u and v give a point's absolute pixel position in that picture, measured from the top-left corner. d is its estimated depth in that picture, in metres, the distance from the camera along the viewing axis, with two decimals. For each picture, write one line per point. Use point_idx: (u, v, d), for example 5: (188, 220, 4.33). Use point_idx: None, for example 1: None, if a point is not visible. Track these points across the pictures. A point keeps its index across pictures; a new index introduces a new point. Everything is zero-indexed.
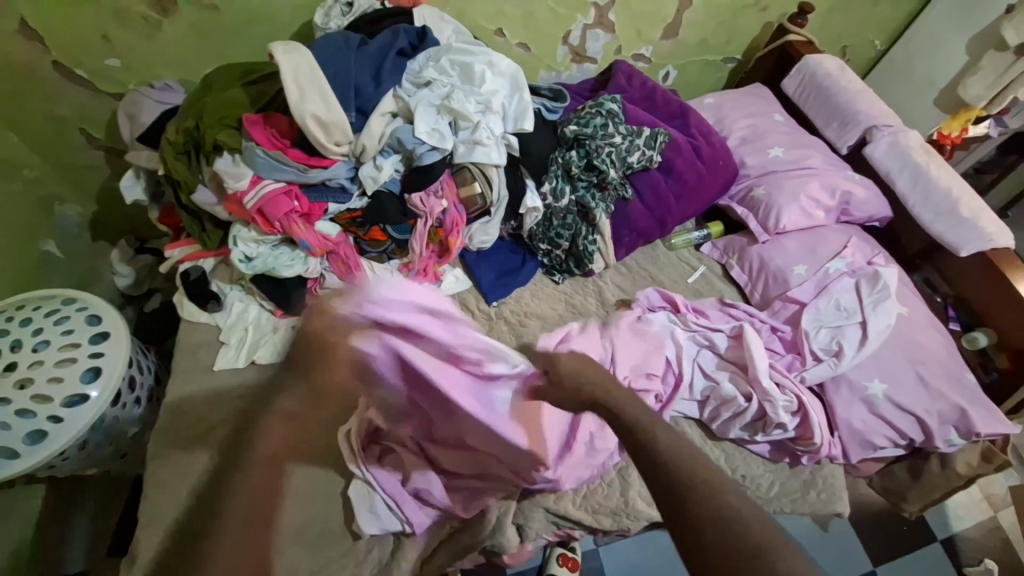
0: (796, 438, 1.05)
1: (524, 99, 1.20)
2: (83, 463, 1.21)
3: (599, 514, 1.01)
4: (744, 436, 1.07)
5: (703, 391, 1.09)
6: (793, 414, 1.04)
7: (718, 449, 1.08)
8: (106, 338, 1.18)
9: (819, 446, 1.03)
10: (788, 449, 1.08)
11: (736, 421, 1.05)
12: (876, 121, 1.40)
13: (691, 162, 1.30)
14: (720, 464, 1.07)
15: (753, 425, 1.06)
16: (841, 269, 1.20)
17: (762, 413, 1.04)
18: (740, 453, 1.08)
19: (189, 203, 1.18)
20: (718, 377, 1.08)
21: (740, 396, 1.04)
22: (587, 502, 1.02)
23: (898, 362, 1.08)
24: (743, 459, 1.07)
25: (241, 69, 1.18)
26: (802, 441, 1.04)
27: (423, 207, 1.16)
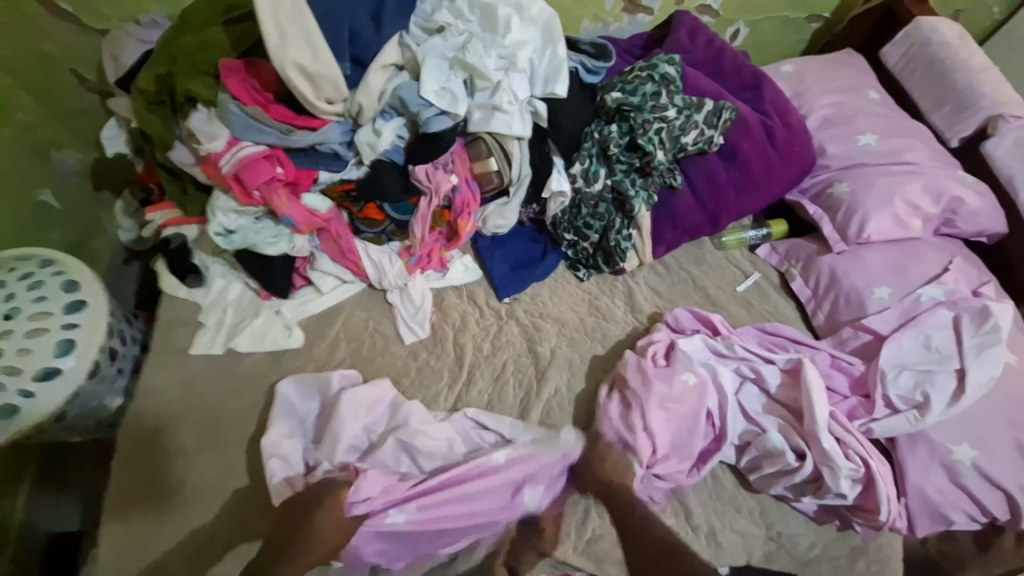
0: (854, 508, 0.88)
1: (557, 55, 0.97)
2: (65, 433, 1.12)
3: (606, 565, 0.85)
4: (787, 494, 0.90)
5: (742, 436, 0.92)
6: (855, 481, 0.87)
7: (753, 500, 0.92)
8: (84, 307, 1.07)
9: (883, 522, 0.86)
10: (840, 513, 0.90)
11: (781, 478, 0.89)
12: (1003, 109, 1.11)
13: (760, 147, 1.06)
14: (753, 518, 0.91)
15: (801, 485, 0.90)
16: (935, 296, 0.97)
17: (817, 475, 0.88)
18: (779, 508, 0.91)
19: (167, 162, 1.03)
20: (758, 418, 0.92)
21: (789, 452, 0.88)
22: (593, 548, 0.86)
23: (996, 423, 0.87)
24: (782, 514, 0.91)
25: (223, 3, 0.99)
26: (862, 512, 0.88)
27: (428, 182, 0.98)
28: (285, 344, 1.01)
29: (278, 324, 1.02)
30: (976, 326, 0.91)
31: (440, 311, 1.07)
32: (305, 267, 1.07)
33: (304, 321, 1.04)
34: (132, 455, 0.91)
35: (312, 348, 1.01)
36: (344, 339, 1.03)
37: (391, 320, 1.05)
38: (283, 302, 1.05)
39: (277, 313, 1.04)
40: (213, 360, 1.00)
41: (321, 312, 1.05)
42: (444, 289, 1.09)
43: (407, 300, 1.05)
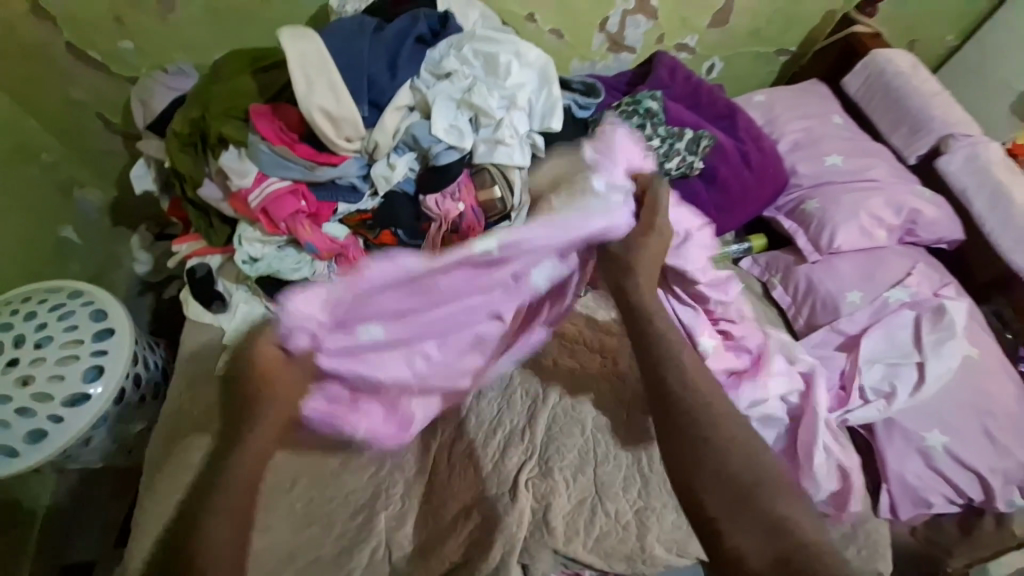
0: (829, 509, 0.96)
1: (551, 95, 1.09)
2: (88, 458, 1.16)
3: (613, 559, 0.94)
4: None
5: None
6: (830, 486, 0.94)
7: None
8: (112, 334, 1.12)
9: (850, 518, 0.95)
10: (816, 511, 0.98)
11: None
12: (952, 129, 1.24)
13: (737, 170, 1.17)
14: None
15: None
16: (902, 298, 1.07)
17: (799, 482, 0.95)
18: None
19: (195, 197, 1.12)
20: (772, 399, 0.96)
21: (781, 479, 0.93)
22: (601, 546, 0.94)
23: (962, 411, 0.97)
24: None
25: (250, 55, 1.10)
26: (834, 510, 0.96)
27: (437, 210, 1.06)
28: None
29: None
30: (937, 325, 1.01)
31: None
32: None
33: None
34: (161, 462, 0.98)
35: None
36: None
37: None
38: None
39: None
40: None
41: None
42: None
43: None
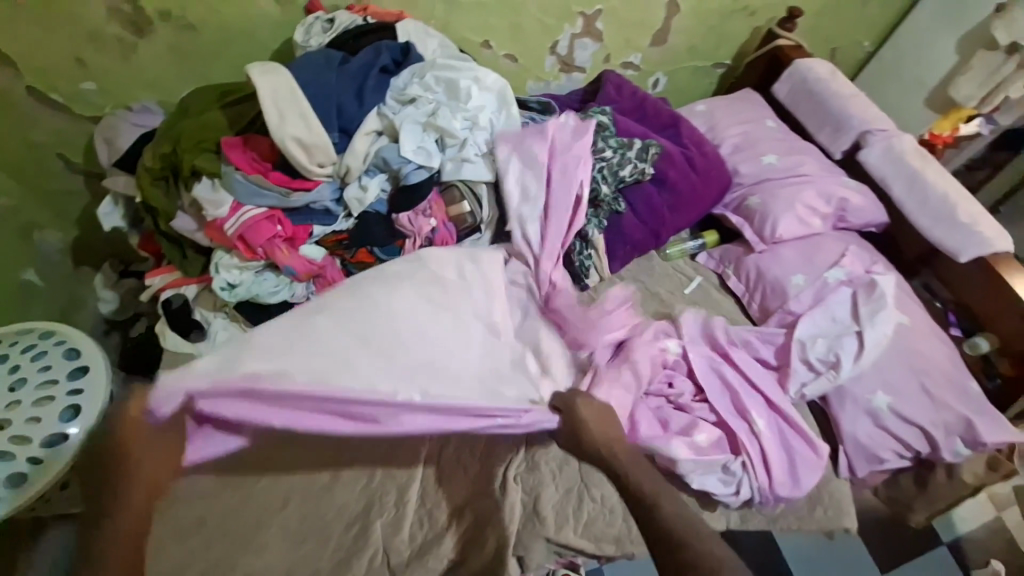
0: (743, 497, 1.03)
1: (525, 147, 1.16)
2: (61, 504, 1.10)
3: (603, 541, 0.99)
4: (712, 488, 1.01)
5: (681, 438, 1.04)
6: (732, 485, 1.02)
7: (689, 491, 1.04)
8: (86, 372, 1.11)
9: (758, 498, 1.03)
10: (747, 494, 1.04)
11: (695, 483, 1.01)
12: (869, 127, 1.39)
13: (684, 173, 1.28)
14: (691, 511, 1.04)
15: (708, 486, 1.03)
16: (839, 277, 1.19)
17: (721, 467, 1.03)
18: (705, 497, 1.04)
19: (169, 230, 1.14)
20: (720, 387, 1.10)
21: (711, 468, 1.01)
22: (591, 530, 0.99)
23: (902, 373, 1.08)
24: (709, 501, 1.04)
25: (219, 91, 1.14)
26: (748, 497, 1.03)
27: (411, 227, 1.13)
28: None
29: None
30: (865, 296, 1.13)
31: None
32: None
33: None
34: None
35: None
36: None
37: None
38: None
39: None
40: None
41: None
42: None
43: None
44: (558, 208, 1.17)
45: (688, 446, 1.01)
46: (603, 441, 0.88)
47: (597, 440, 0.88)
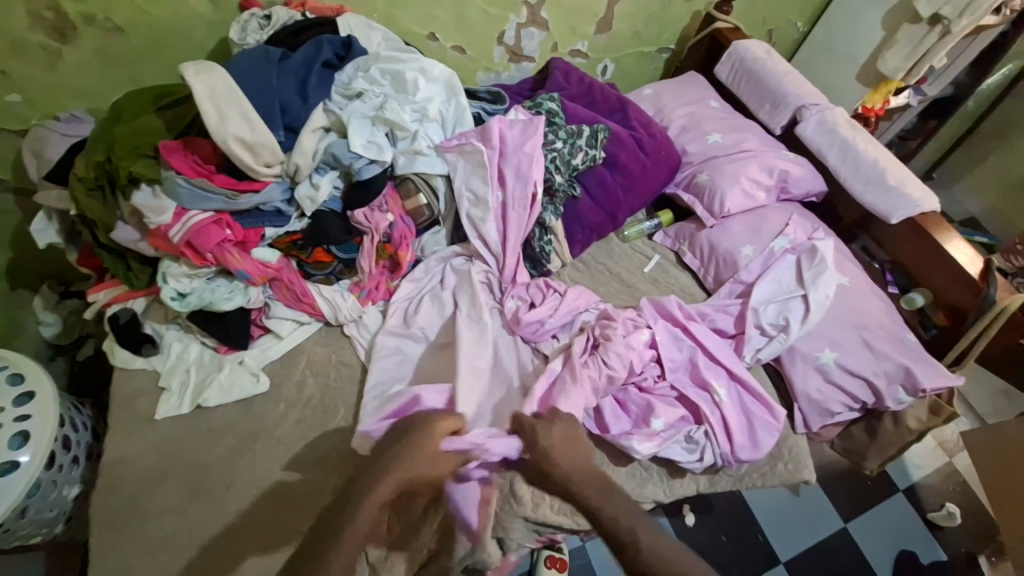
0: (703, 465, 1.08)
1: (473, 148, 1.17)
2: (23, 534, 1.07)
3: (579, 515, 1.01)
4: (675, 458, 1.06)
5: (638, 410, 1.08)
6: (695, 454, 1.07)
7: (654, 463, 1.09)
8: (32, 398, 1.04)
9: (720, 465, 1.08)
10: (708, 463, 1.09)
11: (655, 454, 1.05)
12: (804, 102, 1.45)
13: (635, 154, 1.31)
14: (660, 481, 1.09)
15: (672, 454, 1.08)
16: (784, 246, 1.26)
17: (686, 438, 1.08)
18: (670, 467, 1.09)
19: (110, 242, 1.09)
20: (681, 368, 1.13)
21: (672, 440, 1.05)
22: (565, 505, 1.01)
23: (844, 329, 1.15)
24: (673, 470, 1.09)
25: (152, 93, 1.10)
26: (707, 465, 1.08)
27: (367, 223, 1.11)
28: (253, 390, 1.07)
29: (243, 373, 1.08)
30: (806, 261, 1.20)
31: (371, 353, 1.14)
32: (261, 317, 1.15)
33: (269, 367, 1.12)
34: (106, 519, 0.93)
35: (280, 388, 1.09)
36: (310, 376, 1.11)
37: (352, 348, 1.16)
38: (245, 352, 1.11)
39: (240, 364, 1.10)
40: (184, 420, 1.04)
41: (284, 355, 1.13)
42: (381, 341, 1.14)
43: (362, 329, 1.16)
44: (513, 207, 1.20)
45: (646, 435, 1.04)
46: (571, 472, 0.80)
47: (565, 471, 0.80)
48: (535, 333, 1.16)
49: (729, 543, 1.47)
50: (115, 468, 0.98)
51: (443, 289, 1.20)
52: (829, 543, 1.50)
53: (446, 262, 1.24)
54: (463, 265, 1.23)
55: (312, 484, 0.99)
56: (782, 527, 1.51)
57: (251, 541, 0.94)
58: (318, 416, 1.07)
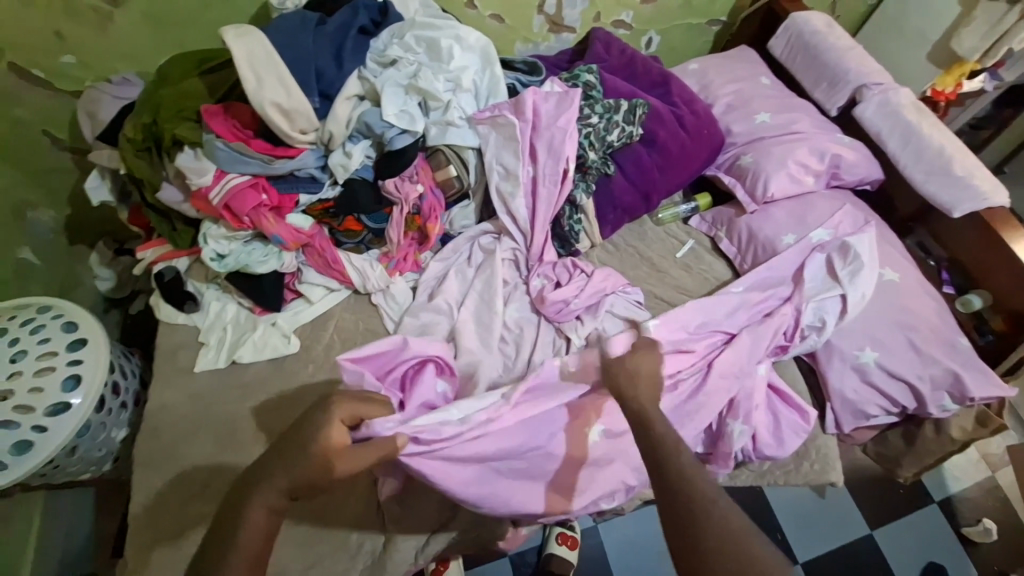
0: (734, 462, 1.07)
1: (506, 121, 1.15)
2: (74, 469, 1.16)
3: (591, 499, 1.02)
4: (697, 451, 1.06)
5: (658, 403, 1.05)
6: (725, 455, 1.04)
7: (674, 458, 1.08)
8: (85, 344, 1.12)
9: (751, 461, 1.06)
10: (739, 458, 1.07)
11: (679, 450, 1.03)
12: (865, 80, 1.34)
13: (674, 132, 1.25)
14: None
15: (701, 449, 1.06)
16: (823, 238, 1.19)
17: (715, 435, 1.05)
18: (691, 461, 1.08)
19: (156, 202, 1.14)
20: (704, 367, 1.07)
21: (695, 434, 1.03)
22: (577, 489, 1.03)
23: (889, 328, 1.08)
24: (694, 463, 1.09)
25: (197, 57, 1.12)
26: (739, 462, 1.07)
27: (398, 193, 1.12)
28: (284, 350, 1.11)
29: (275, 335, 1.13)
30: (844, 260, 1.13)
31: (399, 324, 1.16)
32: (294, 281, 1.18)
33: (299, 329, 1.16)
34: (149, 460, 1.01)
35: (310, 350, 1.13)
36: (338, 340, 1.15)
37: (379, 318, 1.18)
38: (277, 315, 1.15)
39: (273, 325, 1.14)
40: (220, 374, 1.10)
41: (314, 319, 1.17)
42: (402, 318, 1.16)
43: (389, 299, 1.18)
44: (544, 183, 1.18)
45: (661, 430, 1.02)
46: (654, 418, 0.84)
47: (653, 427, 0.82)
48: (559, 313, 1.14)
49: None
50: (156, 416, 1.05)
51: (469, 266, 1.21)
52: (850, 546, 1.45)
53: (474, 240, 1.24)
54: (490, 243, 1.22)
55: None
56: (802, 526, 1.48)
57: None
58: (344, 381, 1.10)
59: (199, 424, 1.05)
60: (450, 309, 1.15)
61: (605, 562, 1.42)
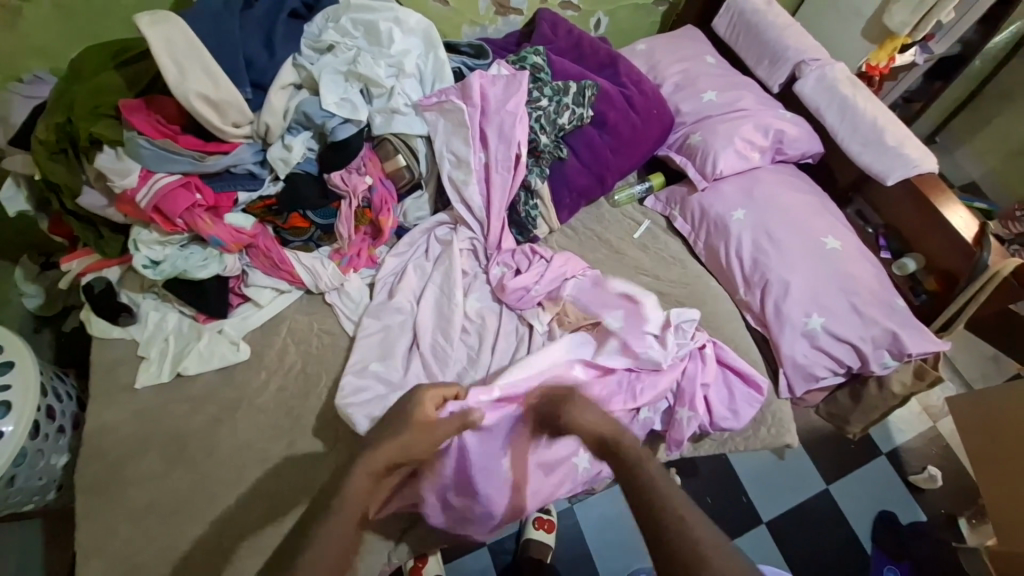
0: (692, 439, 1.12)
1: (453, 107, 1.11)
2: (13, 502, 1.07)
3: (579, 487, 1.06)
4: (660, 430, 1.09)
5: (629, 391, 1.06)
6: (674, 445, 1.07)
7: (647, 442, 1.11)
8: (12, 367, 1.03)
9: (706, 439, 1.12)
10: (698, 433, 1.11)
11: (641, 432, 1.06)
12: (803, 56, 1.38)
13: (624, 113, 1.25)
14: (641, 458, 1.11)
15: (665, 432, 1.08)
16: (741, 220, 1.22)
17: (671, 422, 1.07)
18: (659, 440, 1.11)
19: (78, 208, 1.05)
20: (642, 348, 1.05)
21: (653, 414, 1.07)
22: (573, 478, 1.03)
23: (834, 294, 1.13)
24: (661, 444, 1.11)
25: (111, 48, 1.03)
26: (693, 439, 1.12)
27: (345, 186, 1.07)
28: (234, 358, 1.06)
29: (223, 342, 1.07)
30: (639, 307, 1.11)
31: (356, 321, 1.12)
32: (239, 285, 1.12)
33: (249, 335, 1.10)
34: (93, 485, 0.95)
35: (262, 356, 1.08)
36: (292, 343, 1.10)
37: (334, 318, 1.14)
38: (224, 321, 1.09)
39: (220, 332, 1.08)
40: (166, 387, 1.03)
41: (263, 323, 1.11)
42: (360, 318, 1.12)
43: (344, 297, 1.14)
44: (496, 169, 1.16)
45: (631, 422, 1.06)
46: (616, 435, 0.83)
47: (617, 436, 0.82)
48: (520, 300, 1.13)
49: (714, 503, 1.52)
50: (97, 438, 0.98)
51: (427, 259, 1.18)
52: (810, 502, 1.54)
53: (429, 233, 1.21)
54: (447, 234, 1.20)
55: (299, 458, 0.99)
56: (766, 489, 1.55)
57: (239, 504, 0.95)
58: (301, 383, 1.06)
59: (148, 442, 0.98)
60: (409, 306, 1.12)
61: (583, 540, 1.44)
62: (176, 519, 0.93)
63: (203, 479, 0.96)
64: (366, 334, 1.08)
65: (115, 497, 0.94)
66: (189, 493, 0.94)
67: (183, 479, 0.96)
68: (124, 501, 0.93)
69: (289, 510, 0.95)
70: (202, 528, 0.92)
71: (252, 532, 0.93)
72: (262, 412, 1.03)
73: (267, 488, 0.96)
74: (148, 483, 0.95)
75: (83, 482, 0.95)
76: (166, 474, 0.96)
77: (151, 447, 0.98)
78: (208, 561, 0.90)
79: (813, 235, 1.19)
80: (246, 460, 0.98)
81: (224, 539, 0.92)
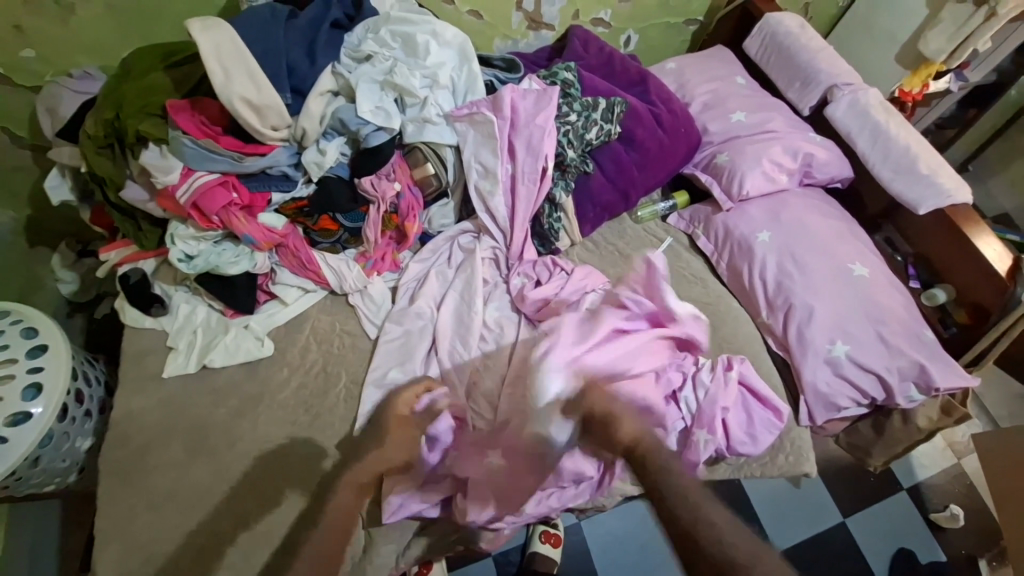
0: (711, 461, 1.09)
1: (484, 119, 1.14)
2: (38, 481, 1.11)
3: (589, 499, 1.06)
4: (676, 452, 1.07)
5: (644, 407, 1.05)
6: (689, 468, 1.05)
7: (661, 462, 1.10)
8: (46, 351, 1.07)
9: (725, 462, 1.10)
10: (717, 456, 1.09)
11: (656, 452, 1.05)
12: (835, 81, 1.37)
13: (652, 131, 1.26)
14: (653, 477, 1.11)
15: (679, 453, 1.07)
16: (766, 241, 1.21)
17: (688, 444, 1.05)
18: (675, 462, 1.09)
19: (120, 201, 1.09)
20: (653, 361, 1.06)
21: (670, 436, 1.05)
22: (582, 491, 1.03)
23: (860, 322, 1.11)
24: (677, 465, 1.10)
25: (161, 52, 1.08)
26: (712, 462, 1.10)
27: (374, 192, 1.09)
28: (258, 353, 1.08)
29: (248, 337, 1.09)
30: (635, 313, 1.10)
31: (379, 325, 1.14)
32: (267, 283, 1.15)
33: (273, 331, 1.13)
34: (115, 469, 0.98)
35: (285, 353, 1.10)
36: (314, 342, 1.12)
37: (357, 319, 1.16)
38: (250, 317, 1.12)
39: (246, 328, 1.11)
40: (191, 378, 1.06)
41: (288, 321, 1.14)
42: (383, 322, 1.14)
43: (367, 300, 1.16)
44: (522, 180, 1.17)
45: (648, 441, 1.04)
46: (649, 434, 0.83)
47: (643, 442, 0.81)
48: (539, 311, 1.13)
49: None
50: (122, 424, 1.01)
51: (450, 266, 1.20)
52: (825, 534, 1.50)
53: (453, 240, 1.22)
54: (470, 242, 1.21)
55: (314, 456, 1.00)
56: (779, 517, 1.51)
57: (253, 498, 0.97)
58: (320, 383, 1.08)
59: (170, 431, 1.01)
60: (431, 312, 1.14)
61: (589, 558, 1.43)
62: (194, 508, 0.95)
63: (221, 470, 0.98)
64: (388, 337, 1.11)
65: (135, 482, 0.96)
66: (207, 483, 0.97)
67: (203, 469, 0.98)
68: (143, 488, 0.96)
69: (301, 506, 0.96)
70: (218, 519, 0.94)
71: (265, 527, 0.95)
72: (282, 409, 1.05)
73: (282, 484, 0.98)
74: (168, 469, 0.98)
75: (106, 466, 0.98)
76: (187, 463, 0.98)
77: (173, 437, 1.00)
78: (222, 552, 0.92)
79: (839, 260, 1.18)
80: (263, 454, 1.00)
81: (237, 532, 0.94)
